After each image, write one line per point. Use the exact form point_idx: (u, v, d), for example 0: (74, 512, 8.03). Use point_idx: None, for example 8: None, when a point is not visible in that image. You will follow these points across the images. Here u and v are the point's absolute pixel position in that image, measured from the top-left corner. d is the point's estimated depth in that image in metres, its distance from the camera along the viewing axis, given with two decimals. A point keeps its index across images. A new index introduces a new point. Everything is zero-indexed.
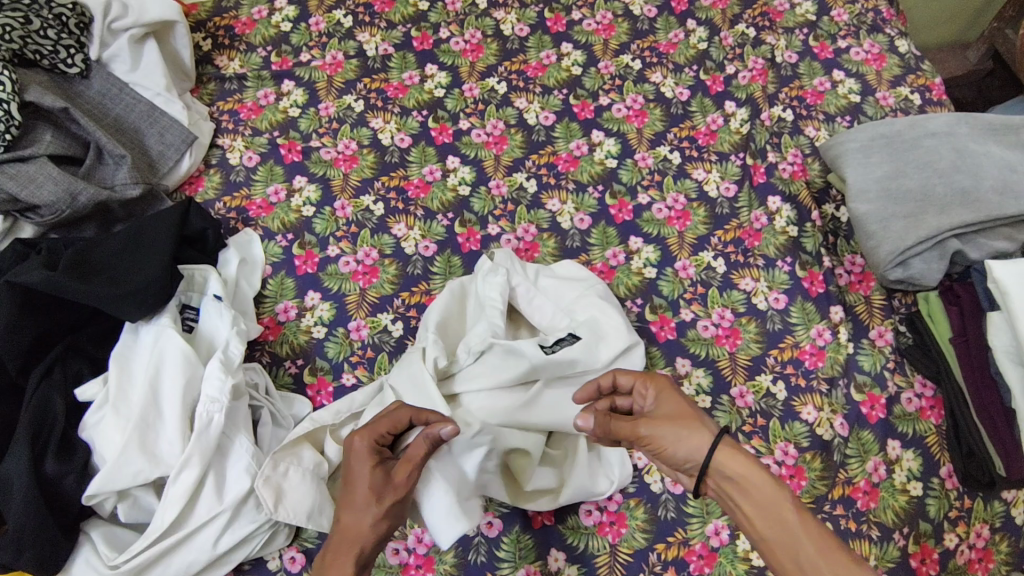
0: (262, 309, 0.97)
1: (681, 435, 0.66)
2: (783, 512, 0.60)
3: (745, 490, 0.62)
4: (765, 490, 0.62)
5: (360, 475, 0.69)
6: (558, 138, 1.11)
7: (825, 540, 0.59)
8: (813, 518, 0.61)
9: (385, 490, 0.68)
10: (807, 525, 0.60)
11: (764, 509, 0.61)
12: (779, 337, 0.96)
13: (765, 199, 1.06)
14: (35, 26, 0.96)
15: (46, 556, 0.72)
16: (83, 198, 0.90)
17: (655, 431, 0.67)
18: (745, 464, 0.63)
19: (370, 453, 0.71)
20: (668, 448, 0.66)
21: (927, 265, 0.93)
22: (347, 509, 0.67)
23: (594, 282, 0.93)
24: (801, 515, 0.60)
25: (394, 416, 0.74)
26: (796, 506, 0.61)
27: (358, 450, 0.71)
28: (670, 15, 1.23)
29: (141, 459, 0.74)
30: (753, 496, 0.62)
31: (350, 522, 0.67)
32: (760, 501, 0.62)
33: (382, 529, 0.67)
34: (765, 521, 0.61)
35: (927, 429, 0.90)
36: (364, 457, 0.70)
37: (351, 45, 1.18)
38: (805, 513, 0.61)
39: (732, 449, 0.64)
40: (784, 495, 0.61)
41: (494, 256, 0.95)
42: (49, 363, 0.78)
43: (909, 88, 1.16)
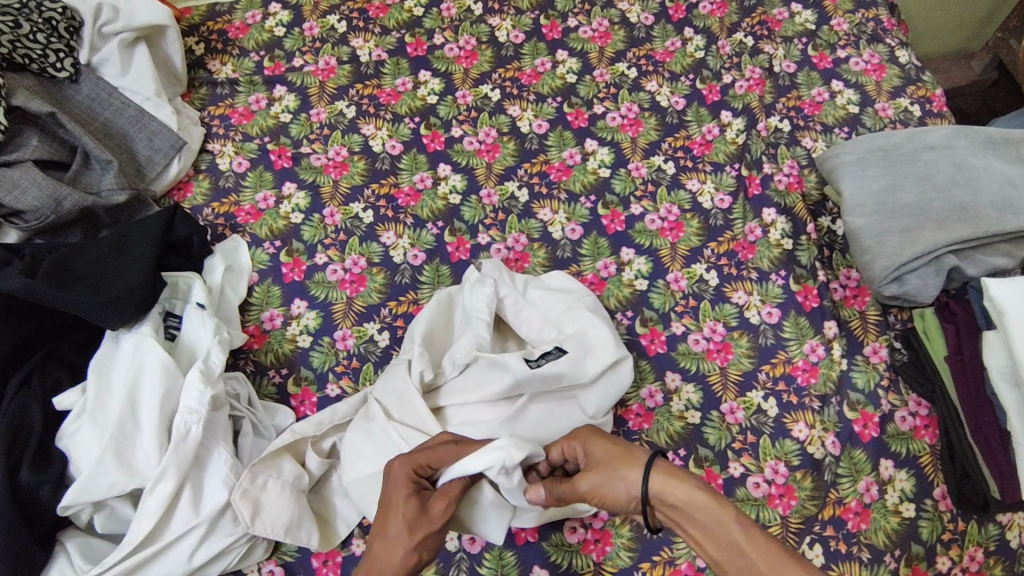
0: (248, 317, 0.96)
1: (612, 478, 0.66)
2: (729, 533, 0.57)
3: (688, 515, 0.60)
4: (705, 513, 0.59)
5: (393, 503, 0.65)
6: (551, 147, 1.10)
7: (776, 551, 0.56)
8: (765, 537, 0.57)
9: (419, 523, 0.64)
10: (751, 536, 0.57)
11: (709, 535, 0.58)
12: (771, 352, 0.95)
13: (760, 211, 1.04)
14: (24, 30, 0.95)
15: (19, 568, 0.71)
16: (67, 204, 0.89)
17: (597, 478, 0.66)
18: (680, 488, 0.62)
19: (409, 483, 0.67)
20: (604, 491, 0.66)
21: (924, 280, 0.91)
22: (379, 537, 0.63)
23: (584, 294, 0.92)
24: (746, 532, 0.57)
25: (436, 451, 0.70)
26: (741, 521, 0.58)
27: (396, 478, 0.67)
28: (667, 22, 1.22)
29: (117, 470, 0.73)
30: (699, 523, 0.59)
31: (380, 553, 0.63)
32: (706, 525, 0.59)
33: (415, 562, 0.62)
34: (716, 548, 0.58)
35: (921, 448, 0.88)
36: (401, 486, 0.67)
37: (344, 50, 1.17)
38: (754, 529, 0.57)
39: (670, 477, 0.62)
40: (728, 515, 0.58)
41: (482, 266, 0.94)
42: (28, 370, 0.77)
43: (909, 99, 1.14)
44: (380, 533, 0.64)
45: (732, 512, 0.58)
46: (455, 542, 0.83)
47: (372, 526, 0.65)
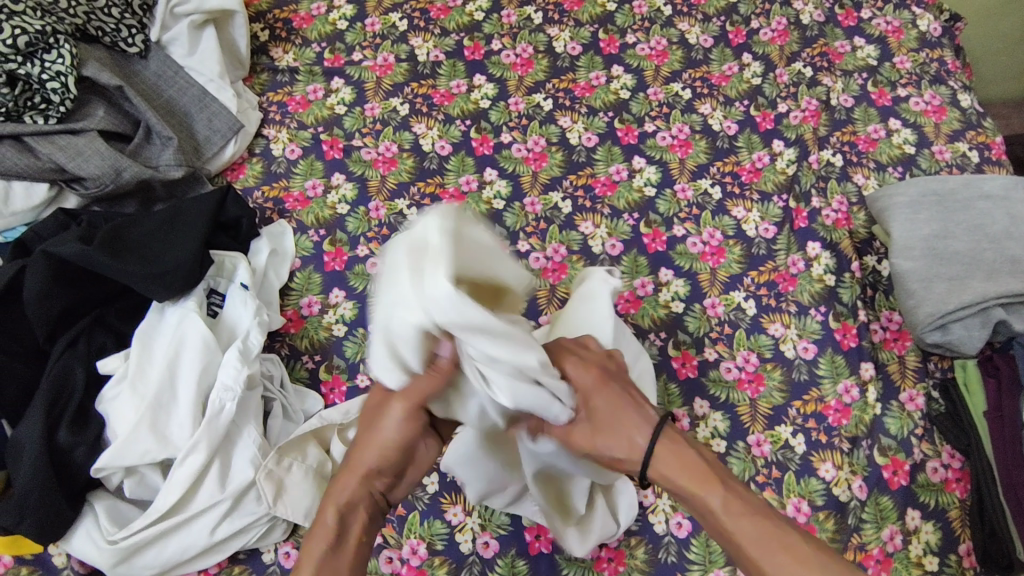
0: (287, 302, 0.98)
1: (618, 437, 0.65)
2: (712, 508, 0.61)
3: (672, 484, 0.64)
4: (693, 496, 0.63)
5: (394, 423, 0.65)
6: (598, 161, 1.10)
7: (755, 520, 0.60)
8: (750, 515, 0.60)
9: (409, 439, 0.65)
10: (739, 513, 0.60)
11: (697, 512, 0.63)
12: (804, 388, 0.93)
13: (804, 244, 1.03)
14: (100, 3, 0.99)
15: (48, 524, 0.73)
16: (127, 175, 0.92)
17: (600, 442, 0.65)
18: (671, 469, 0.63)
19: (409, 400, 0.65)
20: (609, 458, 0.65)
21: (968, 331, 0.89)
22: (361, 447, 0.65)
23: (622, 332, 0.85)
24: (735, 517, 0.60)
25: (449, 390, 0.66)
26: (728, 507, 0.61)
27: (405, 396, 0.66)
28: (726, 46, 1.21)
29: (150, 439, 0.75)
30: (686, 499, 0.64)
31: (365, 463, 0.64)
32: (692, 501, 0.63)
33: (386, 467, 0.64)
34: (704, 520, 0.63)
35: (950, 502, 0.86)
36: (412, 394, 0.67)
37: (403, 48, 1.19)
38: (741, 513, 0.60)
39: (665, 441, 0.64)
40: (714, 488, 0.62)
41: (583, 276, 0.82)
42: (75, 333, 0.80)
43: (968, 145, 1.11)
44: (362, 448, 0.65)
45: (719, 491, 0.61)
46: (469, 544, 0.84)
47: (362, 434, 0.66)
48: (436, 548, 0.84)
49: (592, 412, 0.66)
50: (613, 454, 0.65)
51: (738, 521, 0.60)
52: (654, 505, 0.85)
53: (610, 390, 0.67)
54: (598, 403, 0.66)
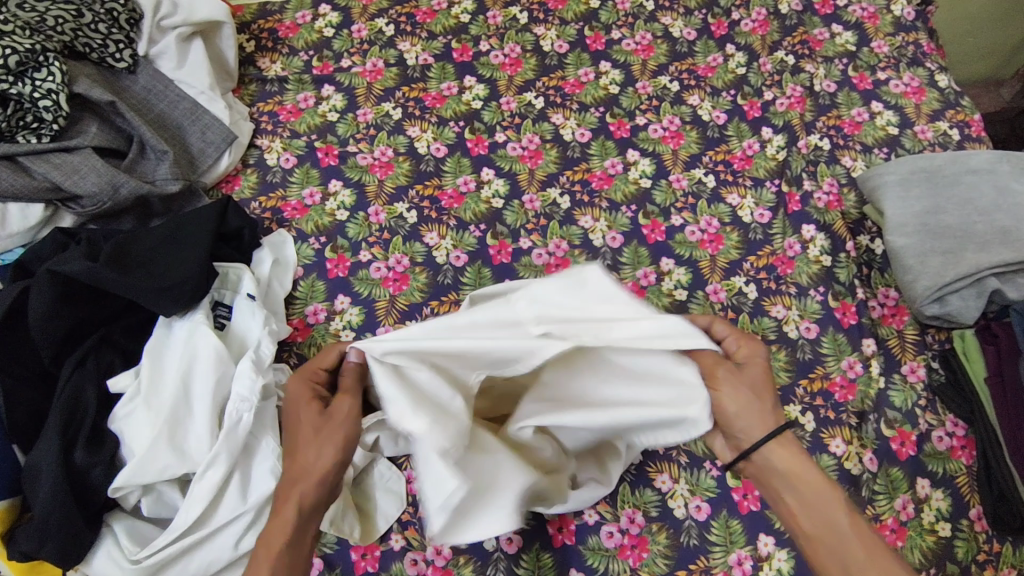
0: (292, 310, 0.97)
1: (752, 420, 0.67)
2: (833, 513, 0.64)
3: (794, 484, 0.66)
4: (821, 499, 0.65)
5: (313, 425, 0.69)
6: (593, 156, 1.11)
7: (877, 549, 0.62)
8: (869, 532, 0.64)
9: (319, 428, 0.69)
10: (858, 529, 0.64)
11: (810, 511, 0.66)
12: (809, 367, 0.95)
13: (799, 227, 1.05)
14: (86, 19, 0.99)
15: (69, 547, 0.72)
16: (124, 190, 0.92)
17: (733, 393, 0.67)
18: (800, 459, 0.67)
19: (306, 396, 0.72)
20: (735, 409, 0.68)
21: (965, 302, 0.92)
22: (296, 453, 0.68)
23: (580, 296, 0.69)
24: (856, 528, 0.64)
25: (324, 353, 0.75)
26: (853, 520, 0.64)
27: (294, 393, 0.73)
28: (710, 38, 1.24)
29: (170, 455, 0.76)
30: (801, 493, 0.66)
31: (310, 464, 0.67)
32: (809, 499, 0.66)
33: (331, 464, 0.67)
34: (811, 516, 0.65)
35: (957, 469, 0.88)
36: (301, 400, 0.72)
37: (392, 53, 1.19)
38: (862, 528, 0.64)
39: (788, 440, 0.67)
40: (835, 499, 0.65)
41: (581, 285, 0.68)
42: (83, 352, 0.79)
43: (948, 123, 1.15)
44: (293, 449, 0.69)
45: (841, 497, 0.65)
46: (493, 541, 0.84)
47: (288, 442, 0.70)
48: (460, 547, 0.84)
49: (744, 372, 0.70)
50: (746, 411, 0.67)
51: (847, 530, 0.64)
52: (672, 491, 0.86)
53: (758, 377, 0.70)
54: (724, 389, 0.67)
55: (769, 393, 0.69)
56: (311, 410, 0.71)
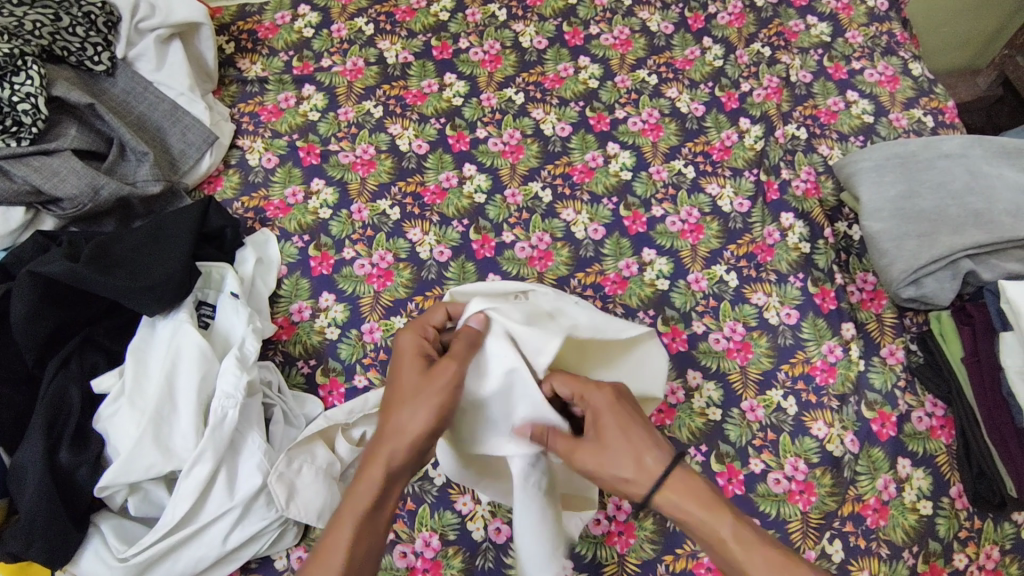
0: (277, 309, 0.97)
1: (636, 476, 0.67)
2: (723, 544, 0.64)
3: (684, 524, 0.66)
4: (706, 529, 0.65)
5: (415, 386, 0.69)
6: (573, 150, 1.12)
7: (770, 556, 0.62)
8: (761, 547, 0.63)
9: (426, 383, 0.69)
10: (752, 552, 0.63)
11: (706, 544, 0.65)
12: (791, 352, 0.96)
13: (778, 215, 1.07)
14: (64, 23, 0.99)
15: (56, 547, 0.73)
16: (104, 192, 0.92)
17: (592, 462, 0.68)
18: (680, 503, 0.66)
19: (413, 350, 0.73)
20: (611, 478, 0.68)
21: (940, 284, 0.94)
22: (394, 410, 0.68)
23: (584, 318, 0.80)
24: (746, 550, 0.63)
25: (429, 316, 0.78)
26: (740, 540, 0.63)
27: (402, 346, 0.74)
28: (687, 32, 1.25)
29: (155, 452, 0.76)
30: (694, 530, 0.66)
31: (397, 422, 0.67)
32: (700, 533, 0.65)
33: (428, 424, 0.67)
34: (713, 552, 0.65)
35: (938, 448, 0.90)
36: (409, 355, 0.72)
37: (372, 52, 1.20)
38: (752, 545, 0.63)
39: (672, 480, 0.66)
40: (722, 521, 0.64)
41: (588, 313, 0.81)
42: (67, 353, 0.80)
43: (922, 111, 1.17)
44: (391, 406, 0.69)
45: (727, 525, 0.64)
46: (481, 531, 0.85)
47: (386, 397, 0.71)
48: (449, 538, 0.84)
49: (601, 437, 0.69)
50: (616, 478, 0.67)
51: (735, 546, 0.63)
52: None
53: (620, 410, 0.70)
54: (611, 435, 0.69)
55: (636, 423, 0.70)
56: (414, 359, 0.72)
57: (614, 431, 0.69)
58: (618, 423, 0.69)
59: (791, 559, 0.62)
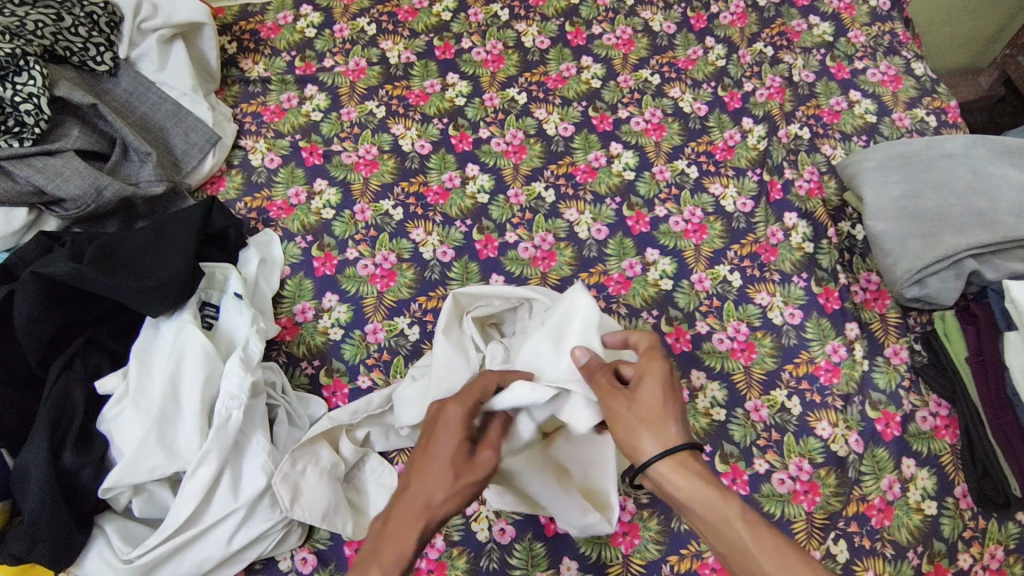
0: (280, 309, 0.97)
1: (649, 443, 0.66)
2: (729, 525, 0.63)
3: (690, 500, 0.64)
4: (714, 507, 0.63)
5: (456, 466, 0.66)
6: (576, 149, 1.12)
7: (775, 543, 0.62)
8: (768, 534, 0.62)
9: (465, 465, 0.66)
10: (757, 539, 0.62)
11: (710, 521, 0.64)
12: (794, 352, 0.96)
13: (781, 215, 1.07)
14: (66, 23, 0.99)
15: (60, 548, 0.73)
16: (108, 193, 0.92)
17: (618, 412, 0.68)
18: (689, 479, 0.64)
19: (460, 424, 0.69)
20: (630, 438, 0.67)
21: (944, 284, 0.94)
22: (426, 480, 0.65)
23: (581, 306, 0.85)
24: (752, 533, 0.62)
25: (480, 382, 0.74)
26: (748, 522, 0.63)
27: (448, 418, 0.70)
28: (690, 32, 1.25)
29: (159, 454, 0.76)
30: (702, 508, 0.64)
31: (428, 496, 0.64)
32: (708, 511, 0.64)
33: (455, 505, 0.65)
34: (715, 534, 0.64)
35: (942, 448, 0.90)
36: (454, 429, 0.69)
37: (374, 52, 1.20)
38: (760, 531, 0.62)
39: (688, 456, 0.66)
40: (731, 503, 0.63)
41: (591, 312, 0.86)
42: (70, 354, 0.80)
43: (925, 110, 1.17)
44: (424, 475, 0.66)
45: (736, 507, 0.63)
46: (486, 532, 0.84)
47: (414, 465, 0.68)
48: (454, 539, 0.84)
49: (637, 389, 0.70)
50: (637, 429, 0.67)
51: (740, 524, 0.63)
52: None
53: (667, 382, 0.70)
54: (647, 386, 0.69)
55: (675, 396, 0.69)
56: (455, 432, 0.69)
57: (651, 401, 0.68)
58: (661, 384, 0.69)
59: (793, 548, 0.62)
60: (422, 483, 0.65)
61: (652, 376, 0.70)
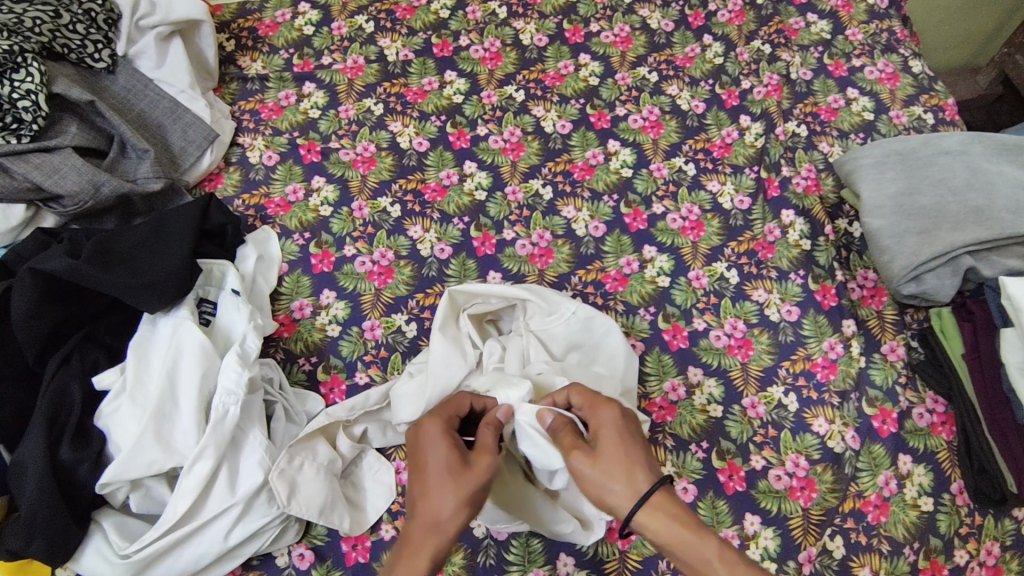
0: (278, 306, 0.98)
1: (620, 496, 0.67)
2: (709, 566, 0.62)
3: (671, 549, 0.64)
4: (692, 551, 0.63)
5: (454, 479, 0.67)
6: (574, 147, 1.12)
7: None
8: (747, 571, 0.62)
9: (462, 472, 0.68)
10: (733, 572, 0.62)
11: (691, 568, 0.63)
12: (791, 349, 0.96)
13: (779, 212, 1.07)
14: (64, 20, 0.99)
15: (56, 544, 0.73)
16: (105, 189, 0.92)
17: (586, 469, 0.69)
18: (667, 520, 0.65)
19: (443, 437, 0.71)
20: (598, 493, 0.68)
21: (941, 280, 0.94)
22: (426, 496, 0.67)
23: (571, 316, 0.87)
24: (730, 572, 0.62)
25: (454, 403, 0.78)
26: (726, 563, 0.62)
27: (428, 435, 0.72)
28: (687, 29, 1.25)
29: (156, 449, 0.76)
30: (682, 556, 0.64)
31: (434, 509, 0.66)
32: (689, 558, 0.63)
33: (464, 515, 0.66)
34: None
35: (939, 444, 0.90)
36: (437, 443, 0.71)
37: (372, 50, 1.20)
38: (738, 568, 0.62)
39: (660, 498, 0.66)
40: (711, 548, 0.63)
41: (581, 312, 0.87)
42: (67, 351, 0.80)
43: (923, 108, 1.17)
44: (425, 492, 0.68)
45: (714, 547, 0.63)
46: (482, 528, 0.85)
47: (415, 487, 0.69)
48: None
49: (598, 444, 0.71)
50: (606, 489, 0.68)
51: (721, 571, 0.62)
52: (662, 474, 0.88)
53: (623, 427, 0.72)
54: (607, 440, 0.71)
55: (635, 439, 0.71)
56: (441, 444, 0.71)
57: (612, 449, 0.69)
58: (616, 436, 0.71)
59: None
60: (426, 500, 0.67)
61: (607, 429, 0.71)
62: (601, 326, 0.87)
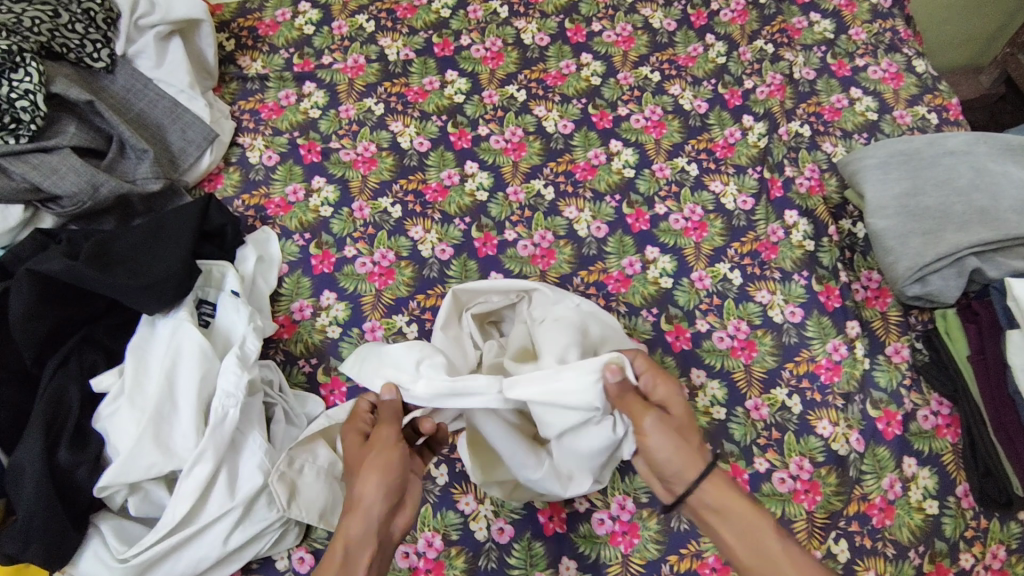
0: (278, 307, 0.97)
1: (686, 462, 0.67)
2: (765, 538, 0.64)
3: (727, 519, 0.65)
4: (749, 523, 0.64)
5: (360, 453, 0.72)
6: (576, 147, 1.11)
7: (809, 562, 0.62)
8: (801, 549, 0.63)
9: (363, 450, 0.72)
10: (793, 559, 0.62)
11: (744, 540, 0.64)
12: (795, 350, 0.96)
13: (782, 213, 1.06)
14: (63, 20, 0.99)
15: (54, 548, 0.72)
16: (104, 189, 0.92)
17: (661, 431, 0.69)
18: (728, 494, 0.66)
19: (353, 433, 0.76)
20: (666, 454, 0.68)
21: (946, 282, 0.93)
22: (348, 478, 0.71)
23: (573, 305, 0.86)
24: (786, 545, 0.63)
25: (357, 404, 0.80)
26: (784, 537, 0.64)
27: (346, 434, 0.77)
28: (690, 29, 1.24)
29: (155, 452, 0.76)
30: (739, 526, 0.65)
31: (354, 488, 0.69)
32: (744, 529, 0.65)
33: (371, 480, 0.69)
34: (751, 551, 0.64)
35: (943, 447, 0.89)
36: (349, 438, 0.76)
37: (373, 49, 1.19)
38: (792, 543, 0.64)
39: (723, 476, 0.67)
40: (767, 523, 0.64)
41: (584, 305, 0.86)
42: (65, 352, 0.80)
43: (927, 108, 1.16)
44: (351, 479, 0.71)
45: (772, 522, 0.64)
46: (484, 531, 0.84)
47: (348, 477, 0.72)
48: (452, 538, 0.84)
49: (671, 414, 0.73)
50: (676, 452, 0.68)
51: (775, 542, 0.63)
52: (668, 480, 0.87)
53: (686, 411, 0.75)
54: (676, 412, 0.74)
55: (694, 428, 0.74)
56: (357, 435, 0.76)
57: (680, 422, 0.72)
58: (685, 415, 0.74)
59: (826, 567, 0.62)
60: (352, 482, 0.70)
61: (675, 404, 0.74)
62: (606, 320, 0.86)
